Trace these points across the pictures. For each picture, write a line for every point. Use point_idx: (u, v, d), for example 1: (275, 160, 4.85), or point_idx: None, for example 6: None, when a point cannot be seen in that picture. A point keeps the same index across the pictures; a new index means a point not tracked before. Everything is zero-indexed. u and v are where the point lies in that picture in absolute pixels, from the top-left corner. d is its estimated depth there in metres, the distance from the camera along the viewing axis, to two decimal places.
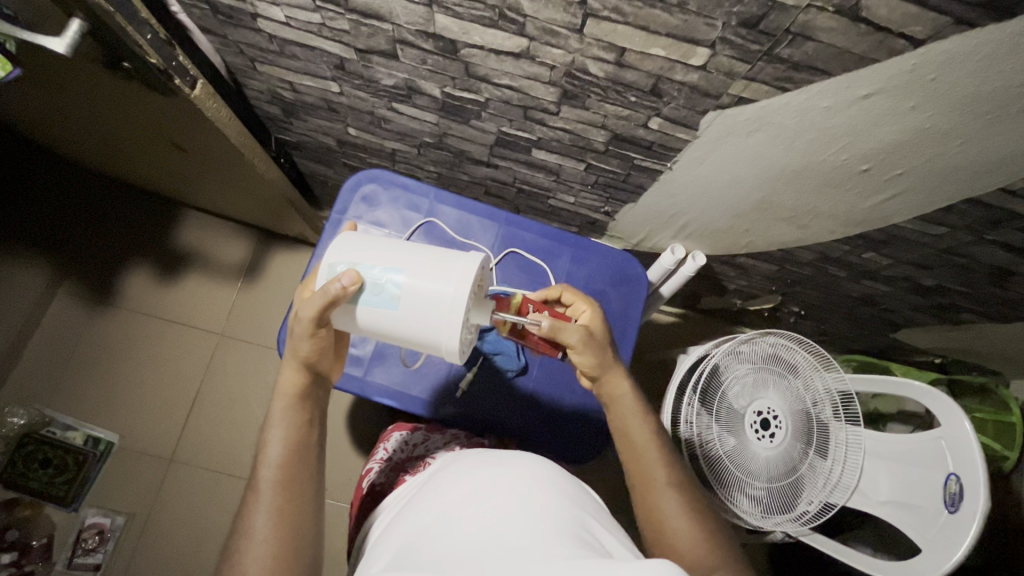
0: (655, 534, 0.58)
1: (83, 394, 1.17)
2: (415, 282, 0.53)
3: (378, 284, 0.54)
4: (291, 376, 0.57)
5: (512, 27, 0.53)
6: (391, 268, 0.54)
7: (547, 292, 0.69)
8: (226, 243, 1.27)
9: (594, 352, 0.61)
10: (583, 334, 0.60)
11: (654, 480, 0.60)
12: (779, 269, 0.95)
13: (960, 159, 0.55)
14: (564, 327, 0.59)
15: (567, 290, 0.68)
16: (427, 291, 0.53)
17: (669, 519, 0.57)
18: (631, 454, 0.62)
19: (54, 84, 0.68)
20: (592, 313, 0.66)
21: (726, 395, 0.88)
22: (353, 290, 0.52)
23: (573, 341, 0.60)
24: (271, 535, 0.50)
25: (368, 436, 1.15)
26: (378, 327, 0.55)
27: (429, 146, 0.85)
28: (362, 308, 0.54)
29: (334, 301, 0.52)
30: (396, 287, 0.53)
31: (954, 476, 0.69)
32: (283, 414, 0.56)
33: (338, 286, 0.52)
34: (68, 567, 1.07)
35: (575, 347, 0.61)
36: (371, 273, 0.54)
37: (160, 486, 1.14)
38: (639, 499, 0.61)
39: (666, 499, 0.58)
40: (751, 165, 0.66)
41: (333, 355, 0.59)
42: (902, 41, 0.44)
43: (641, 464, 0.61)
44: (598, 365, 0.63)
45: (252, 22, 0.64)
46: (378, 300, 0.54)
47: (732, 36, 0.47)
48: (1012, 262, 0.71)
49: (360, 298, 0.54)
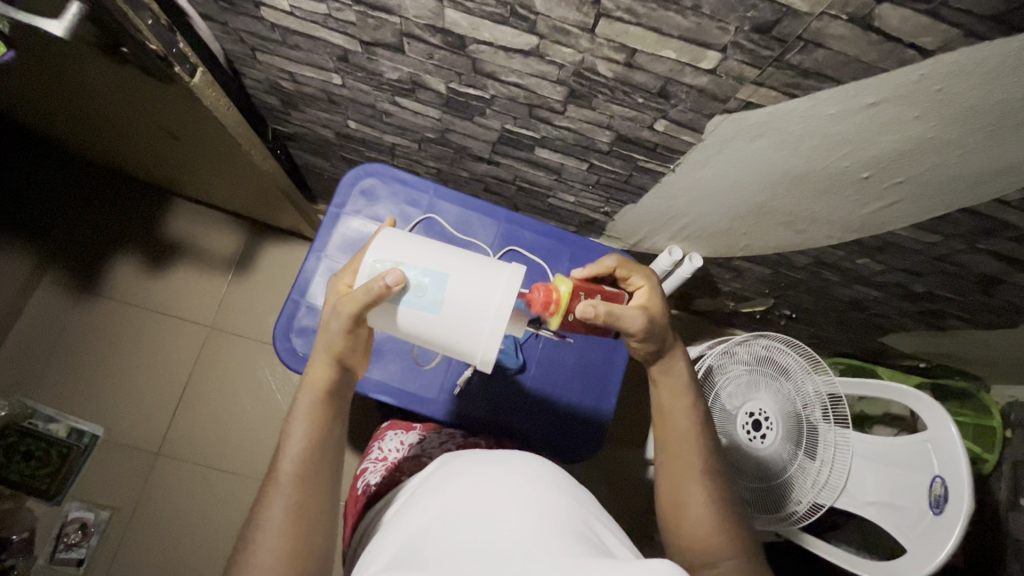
0: (674, 516, 0.59)
1: (67, 385, 1.14)
2: (457, 288, 0.53)
3: (421, 286, 0.53)
4: (322, 371, 0.56)
5: (523, 25, 0.52)
6: (435, 272, 0.54)
7: (599, 268, 0.67)
8: (218, 234, 1.25)
9: (653, 338, 0.61)
10: (644, 322, 0.59)
11: (686, 469, 0.60)
12: (773, 272, 0.96)
13: (960, 169, 0.56)
14: (623, 315, 0.58)
15: (623, 265, 0.67)
16: (470, 301, 0.53)
17: (692, 507, 0.58)
18: (664, 442, 0.63)
19: (46, 66, 0.66)
20: (648, 287, 0.66)
21: (719, 395, 0.90)
22: (396, 289, 0.52)
23: (634, 328, 0.59)
24: (286, 531, 0.49)
25: (361, 432, 1.15)
26: (414, 330, 0.55)
27: (430, 141, 0.84)
28: (402, 309, 0.54)
29: (377, 299, 0.51)
30: (439, 293, 0.53)
31: (938, 478, 0.71)
32: (309, 409, 0.55)
33: (383, 284, 0.51)
34: (49, 562, 1.06)
35: (635, 334, 0.60)
36: (415, 275, 0.54)
37: (146, 480, 1.12)
38: (665, 481, 0.61)
39: (697, 491, 0.59)
40: (755, 169, 0.66)
41: (364, 350, 0.58)
42: (911, 51, 0.44)
43: (674, 448, 0.62)
44: (654, 351, 0.63)
45: (254, 10, 0.63)
46: (419, 302, 0.53)
47: (744, 41, 0.47)
48: (1001, 270, 0.73)
49: (401, 299, 0.54)
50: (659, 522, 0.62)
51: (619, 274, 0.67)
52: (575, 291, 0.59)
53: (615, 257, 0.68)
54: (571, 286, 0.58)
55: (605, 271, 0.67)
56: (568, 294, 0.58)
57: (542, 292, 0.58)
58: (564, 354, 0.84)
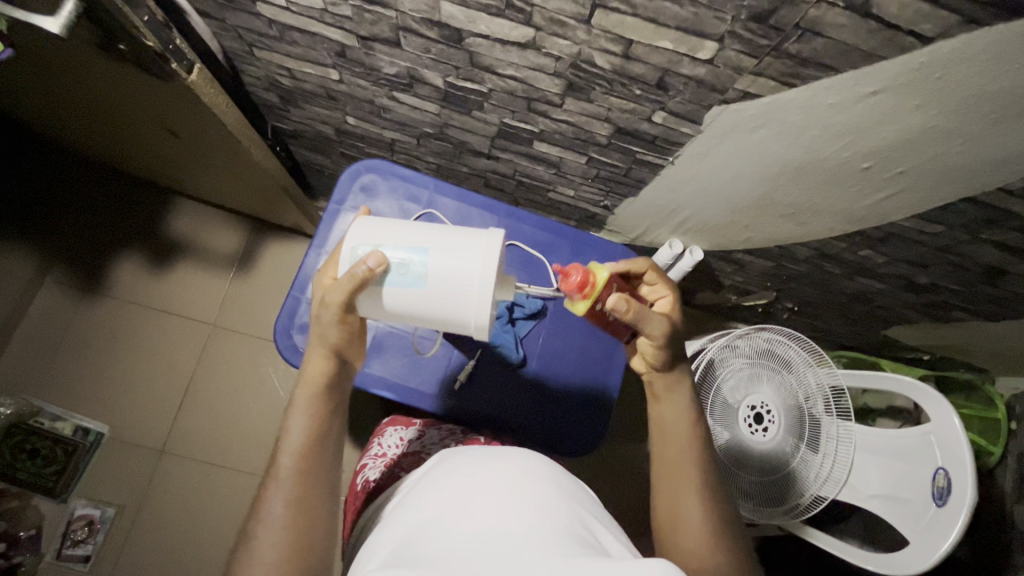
0: (669, 522, 0.59)
1: (72, 383, 1.15)
2: (438, 260, 0.54)
3: (403, 263, 0.54)
4: (319, 364, 0.56)
5: (519, 17, 0.52)
6: (415, 248, 0.54)
7: (630, 264, 0.66)
8: (220, 232, 1.26)
9: (669, 348, 0.61)
10: (667, 328, 0.59)
11: (683, 477, 0.60)
12: (774, 265, 0.96)
13: (961, 158, 0.56)
14: (649, 316, 0.59)
15: (654, 269, 0.66)
16: (453, 271, 0.54)
17: (686, 516, 0.58)
18: (663, 444, 0.63)
19: (45, 64, 0.66)
20: (671, 299, 0.65)
21: (721, 388, 0.89)
22: (379, 272, 0.53)
23: (654, 332, 0.59)
24: (288, 524, 0.49)
25: (364, 428, 1.15)
26: (404, 308, 0.56)
27: (430, 136, 0.84)
28: (388, 289, 0.54)
29: (361, 284, 0.52)
30: (422, 267, 0.54)
31: (942, 470, 0.70)
32: (308, 403, 0.55)
33: (365, 268, 0.52)
34: (56, 558, 1.06)
35: (654, 338, 0.60)
36: (395, 254, 0.54)
37: (151, 477, 1.13)
38: (661, 490, 0.61)
39: (694, 488, 0.59)
40: (755, 161, 0.66)
41: (360, 340, 0.58)
42: (910, 38, 0.44)
43: (673, 456, 0.62)
44: (666, 363, 0.63)
45: (251, 7, 0.63)
46: (403, 280, 0.54)
47: (741, 30, 0.47)
48: (1005, 260, 0.72)
49: (385, 279, 0.54)
50: (651, 521, 0.61)
51: (646, 277, 0.67)
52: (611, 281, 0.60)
53: (649, 259, 0.67)
54: (609, 274, 0.60)
55: (637, 269, 0.66)
56: (604, 283, 0.60)
57: (580, 274, 0.60)
58: (565, 349, 0.84)
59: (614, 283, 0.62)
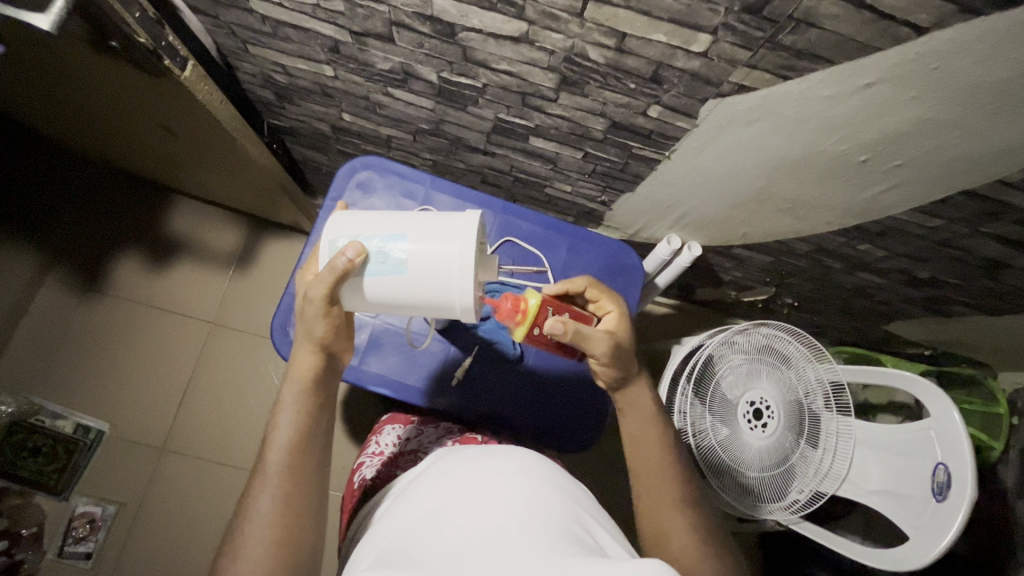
0: (655, 540, 0.58)
1: (72, 382, 1.15)
2: (418, 245, 0.54)
3: (382, 252, 0.54)
4: (307, 360, 0.56)
5: (511, 10, 0.52)
6: (393, 235, 0.54)
7: (568, 285, 0.66)
8: (219, 230, 1.26)
9: (618, 363, 0.61)
10: (609, 345, 0.59)
11: (664, 496, 0.59)
12: (774, 261, 0.96)
13: (960, 150, 0.55)
14: (589, 336, 0.58)
15: (592, 286, 0.65)
16: (432, 255, 0.53)
17: (674, 534, 0.57)
18: (637, 460, 0.62)
19: (39, 62, 0.66)
20: (617, 313, 0.64)
21: (720, 384, 0.87)
22: (358, 262, 0.53)
23: (598, 351, 0.59)
24: (275, 520, 0.49)
25: (363, 425, 1.15)
26: (388, 297, 0.55)
27: (426, 132, 0.84)
28: (369, 279, 0.54)
29: (343, 276, 0.52)
30: (401, 253, 0.53)
31: (942, 465, 0.70)
32: (296, 398, 0.55)
33: (344, 259, 0.52)
34: (58, 556, 1.07)
35: (599, 357, 0.60)
36: (374, 243, 0.54)
37: (152, 475, 1.13)
38: (644, 510, 0.60)
39: (674, 496, 0.59)
40: (752, 154, 0.65)
41: (347, 335, 0.58)
42: (905, 28, 0.43)
43: (651, 475, 0.61)
44: (619, 376, 0.63)
45: (244, 3, 0.63)
46: (384, 268, 0.54)
47: (734, 22, 0.46)
48: (1005, 254, 0.71)
49: (366, 270, 0.54)
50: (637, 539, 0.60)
51: (589, 294, 0.66)
52: (543, 305, 0.61)
53: (586, 278, 0.66)
54: (540, 300, 0.60)
55: (576, 290, 0.66)
56: (536, 307, 0.60)
57: (510, 302, 0.61)
58: None
59: (550, 305, 0.62)
